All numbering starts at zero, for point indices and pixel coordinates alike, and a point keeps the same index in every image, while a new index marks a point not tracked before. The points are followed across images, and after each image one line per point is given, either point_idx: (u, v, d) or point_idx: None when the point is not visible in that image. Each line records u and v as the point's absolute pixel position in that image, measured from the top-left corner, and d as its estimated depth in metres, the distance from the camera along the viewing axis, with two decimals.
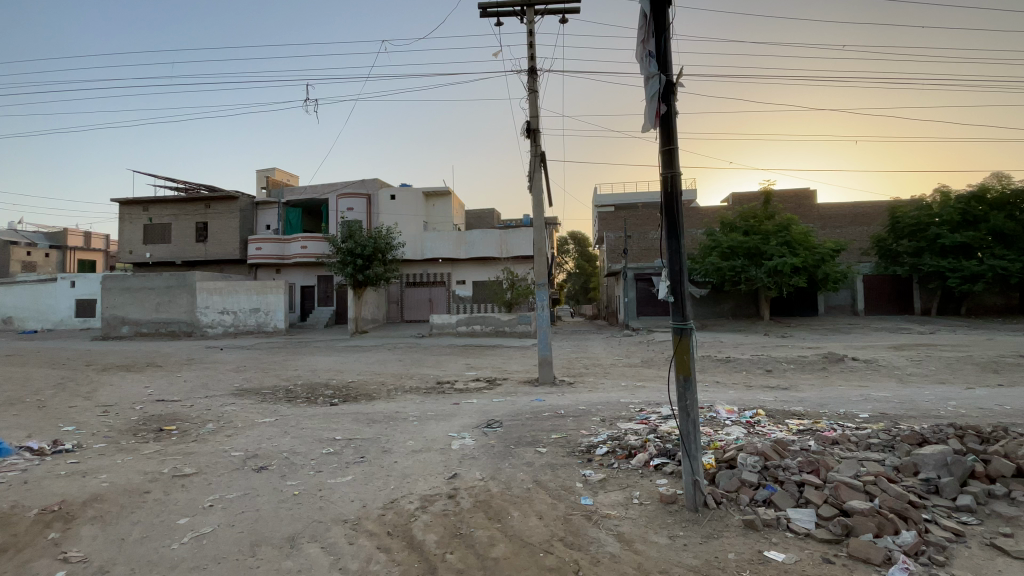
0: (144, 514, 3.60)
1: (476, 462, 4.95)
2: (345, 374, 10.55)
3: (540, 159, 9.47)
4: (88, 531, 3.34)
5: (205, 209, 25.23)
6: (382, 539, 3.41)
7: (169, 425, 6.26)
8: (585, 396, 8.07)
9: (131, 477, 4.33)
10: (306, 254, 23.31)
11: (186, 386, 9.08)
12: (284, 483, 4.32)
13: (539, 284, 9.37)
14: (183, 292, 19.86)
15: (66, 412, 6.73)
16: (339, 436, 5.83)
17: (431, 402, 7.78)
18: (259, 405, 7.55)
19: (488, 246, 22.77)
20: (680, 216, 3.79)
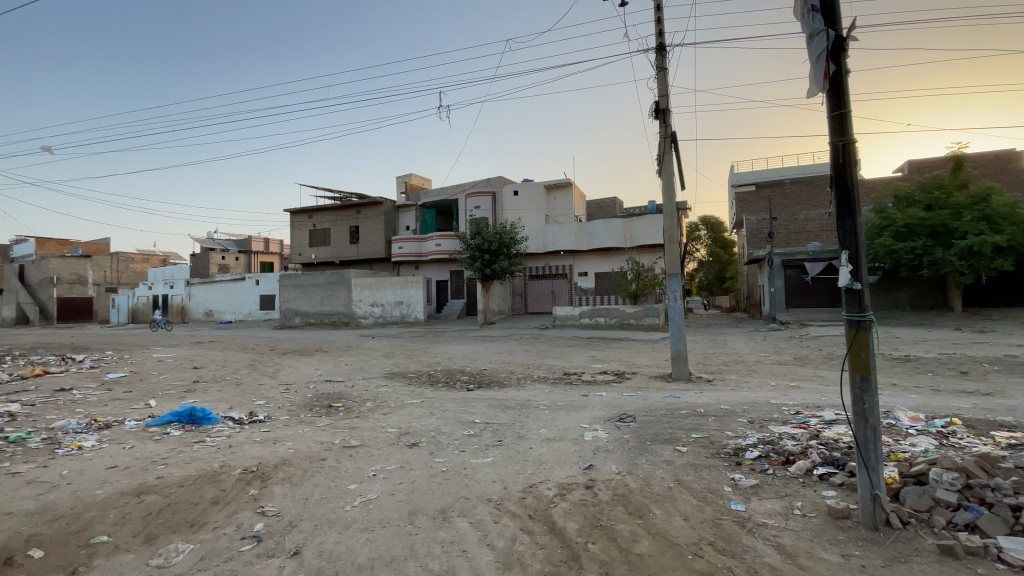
0: (322, 478, 4.16)
1: (611, 455, 4.85)
2: (478, 362, 11.14)
3: (670, 140, 8.92)
4: (282, 488, 3.95)
5: (355, 214, 28.51)
6: (524, 521, 3.51)
7: (336, 402, 7.21)
8: (726, 394, 7.44)
9: (310, 445, 5.05)
10: (439, 251, 25.04)
11: (345, 369, 10.37)
12: (433, 460, 4.68)
13: (671, 274, 8.87)
14: (340, 287, 22.66)
15: (259, 388, 8.11)
16: (477, 420, 6.15)
17: (561, 392, 7.84)
18: (406, 388, 8.33)
19: (611, 236, 22.22)
20: (856, 190, 3.27)
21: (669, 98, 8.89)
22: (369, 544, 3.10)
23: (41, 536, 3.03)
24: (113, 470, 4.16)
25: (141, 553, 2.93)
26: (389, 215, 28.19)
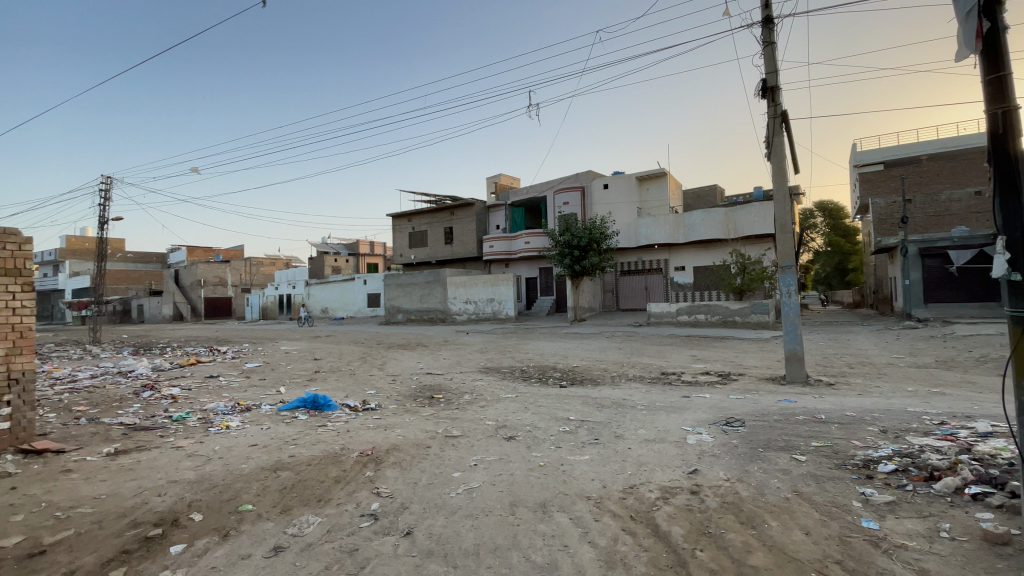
0: (428, 465, 4.41)
1: (717, 460, 4.57)
2: (571, 359, 11.11)
3: (781, 120, 8.18)
4: (392, 472, 4.24)
5: (449, 215, 29.76)
6: (626, 522, 3.44)
7: (438, 394, 7.60)
8: (851, 399, 6.67)
9: (416, 433, 5.37)
10: (529, 249, 25.27)
11: (444, 363, 10.89)
12: (531, 454, 4.75)
13: (783, 267, 8.14)
14: (437, 285, 23.81)
15: (369, 379, 8.81)
16: (573, 417, 6.13)
17: (659, 392, 7.55)
18: (502, 382, 8.54)
19: (711, 227, 20.87)
20: (1019, 165, 2.74)
21: (778, 74, 8.14)
22: (474, 531, 3.23)
23: (202, 500, 3.54)
24: (253, 448, 4.74)
25: (279, 521, 3.30)
26: (481, 215, 29.02)
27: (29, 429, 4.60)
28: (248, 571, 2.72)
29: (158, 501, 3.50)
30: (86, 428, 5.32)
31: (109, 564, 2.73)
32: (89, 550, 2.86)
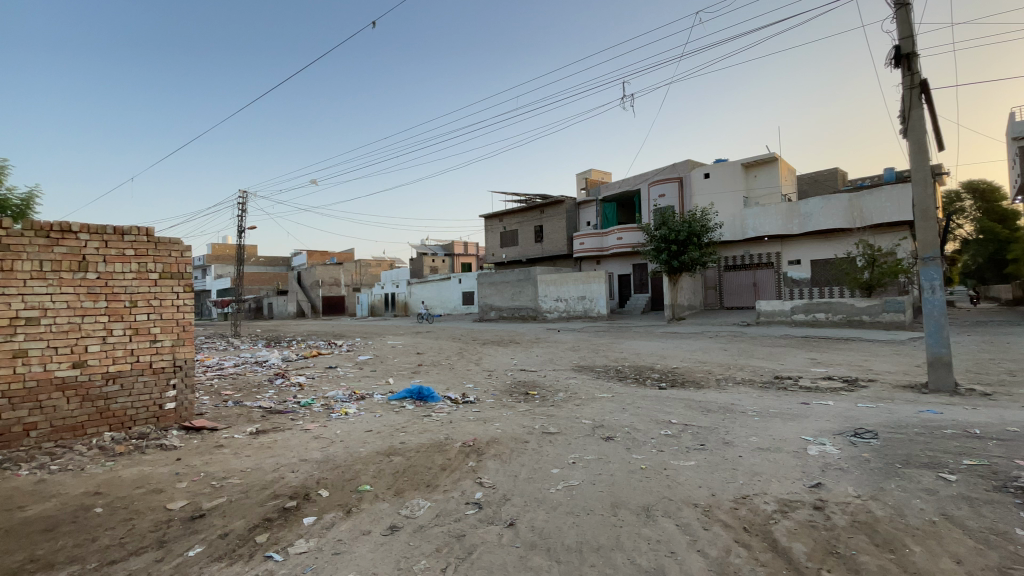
0: (527, 459, 4.48)
1: (844, 474, 4.11)
2: (669, 359, 10.64)
3: (919, 90, 7.12)
4: (493, 464, 4.36)
5: (540, 213, 29.93)
6: (739, 533, 3.21)
7: (533, 391, 7.69)
8: (1018, 413, 5.62)
9: (515, 428, 5.49)
10: (621, 245, 24.55)
11: (538, 360, 11.00)
12: (632, 456, 4.63)
13: (923, 259, 7.08)
14: (529, 284, 24.07)
15: (467, 374, 9.15)
16: (675, 420, 5.86)
17: (771, 398, 6.96)
18: (597, 381, 8.42)
19: (833, 215, 18.72)
20: None
21: (916, 38, 7.08)
22: (576, 528, 3.22)
23: (328, 478, 3.91)
24: (368, 433, 5.16)
25: (393, 502, 3.55)
26: (572, 212, 28.81)
27: (189, 409, 5.42)
28: (369, 546, 2.96)
29: (291, 476, 3.93)
30: (233, 410, 6.15)
31: (255, 528, 3.12)
32: (238, 515, 3.29)
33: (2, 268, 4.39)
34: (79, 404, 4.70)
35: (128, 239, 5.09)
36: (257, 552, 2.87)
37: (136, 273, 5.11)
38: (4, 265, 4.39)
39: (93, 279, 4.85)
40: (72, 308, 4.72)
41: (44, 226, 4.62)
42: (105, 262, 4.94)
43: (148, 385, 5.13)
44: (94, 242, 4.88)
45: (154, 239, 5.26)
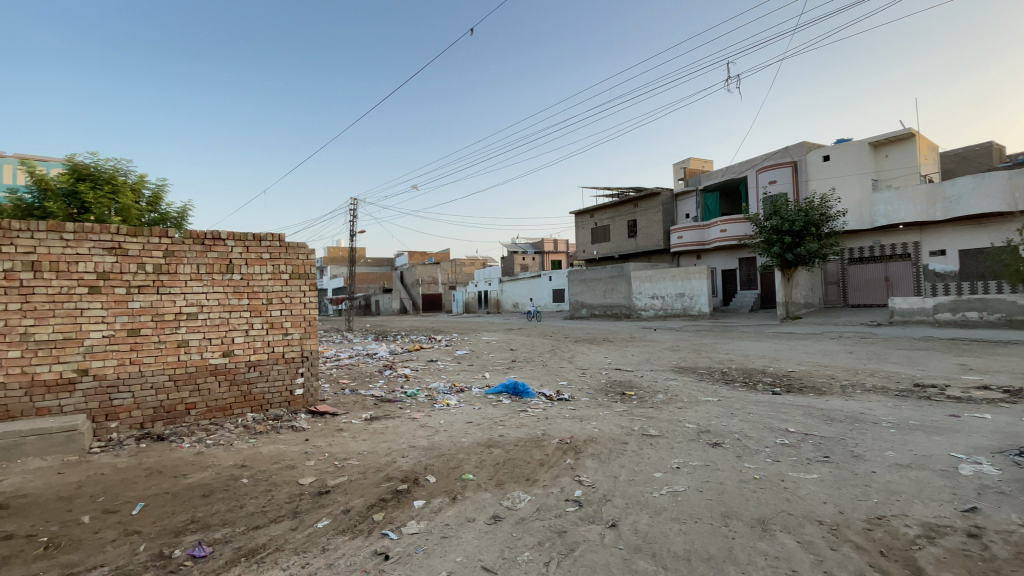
0: (628, 461, 4.37)
1: (1011, 500, 3.47)
2: (781, 361, 9.78)
3: None
4: (592, 463, 4.30)
5: (634, 208, 29.01)
6: (874, 557, 2.86)
7: (630, 391, 7.48)
8: None
9: (613, 428, 5.38)
10: (725, 238, 23.00)
11: (635, 359, 10.67)
12: (743, 464, 4.32)
13: None
14: (622, 281, 23.48)
15: (562, 371, 9.15)
16: (792, 428, 5.36)
17: (910, 408, 6.10)
18: (699, 383, 7.97)
19: (989, 196, 15.89)
20: None
21: None
22: (683, 535, 3.07)
23: (434, 465, 4.14)
24: (469, 425, 5.37)
25: (495, 492, 3.66)
26: (669, 205, 27.56)
27: (314, 395, 6.03)
28: (474, 533, 3.07)
29: (402, 461, 4.22)
30: (349, 397, 6.74)
31: (372, 507, 3.38)
32: (357, 494, 3.59)
33: (170, 271, 5.19)
34: (227, 387, 5.45)
35: (264, 244, 5.76)
36: (374, 528, 3.12)
37: (271, 274, 5.78)
38: (172, 269, 5.20)
39: (238, 279, 5.57)
40: (222, 305, 5.46)
41: (201, 234, 5.37)
42: (247, 265, 5.64)
43: (281, 372, 5.80)
44: (238, 248, 5.59)
45: (285, 243, 5.90)
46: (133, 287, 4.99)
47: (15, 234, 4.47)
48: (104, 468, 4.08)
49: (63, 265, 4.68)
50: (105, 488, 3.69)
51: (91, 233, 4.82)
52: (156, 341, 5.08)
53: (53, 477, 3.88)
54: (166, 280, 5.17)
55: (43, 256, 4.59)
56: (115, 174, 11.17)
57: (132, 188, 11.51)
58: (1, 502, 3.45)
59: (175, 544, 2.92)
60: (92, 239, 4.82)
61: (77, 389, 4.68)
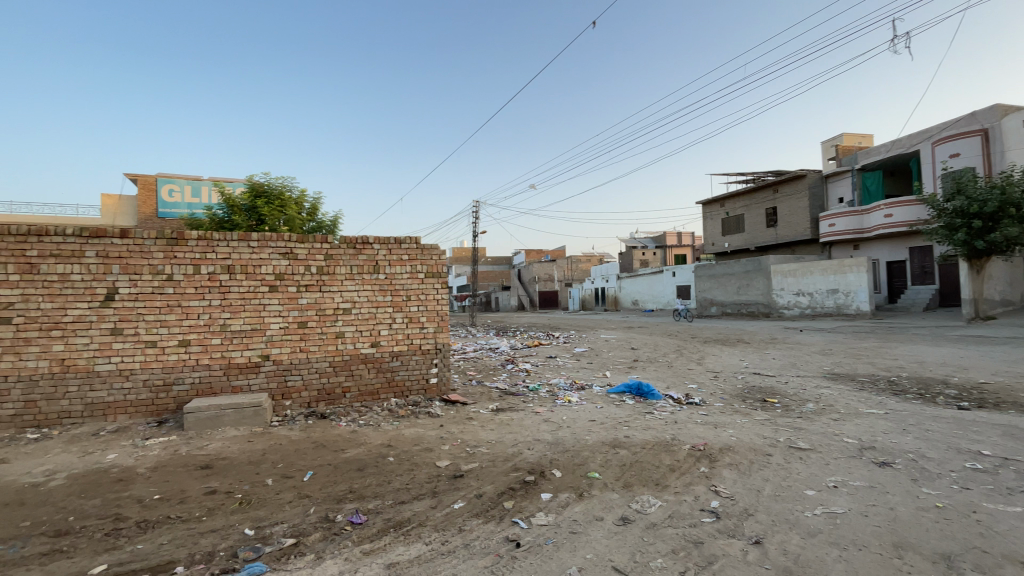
0: (772, 475, 3.97)
1: None
2: (970, 371, 8.10)
3: None
4: (729, 474, 3.99)
5: (773, 194, 26.26)
6: None
7: (771, 398, 6.80)
8: None
9: (753, 437, 4.93)
10: (890, 224, 19.74)
11: (775, 363, 9.65)
12: (920, 489, 3.67)
13: None
14: (760, 275, 21.45)
15: (691, 374, 8.62)
16: (989, 452, 4.41)
17: None
18: (859, 393, 6.94)
19: None
20: None
21: None
22: (843, 562, 2.72)
23: (560, 460, 4.18)
24: (594, 423, 5.33)
25: (623, 494, 3.59)
26: (816, 188, 24.39)
27: (446, 384, 6.47)
28: (603, 533, 3.04)
29: (529, 454, 4.34)
30: (477, 388, 7.11)
31: (503, 494, 3.52)
32: (488, 480, 3.77)
33: (329, 272, 5.94)
34: (375, 374, 6.09)
35: (403, 246, 6.30)
36: (505, 515, 3.24)
37: (410, 273, 6.32)
38: (330, 270, 5.94)
39: (383, 279, 6.17)
40: (370, 301, 6.10)
41: (352, 239, 6.05)
42: (390, 265, 6.23)
43: (419, 363, 6.31)
44: (383, 250, 6.20)
45: (421, 245, 6.38)
46: (302, 286, 5.81)
47: (216, 243, 5.48)
48: (282, 439, 4.81)
49: (251, 267, 5.61)
50: (283, 456, 4.36)
51: (269, 241, 5.70)
52: (319, 332, 5.85)
53: (246, 444, 4.68)
54: (326, 279, 5.92)
55: (235, 261, 5.55)
56: (284, 191, 13.11)
57: (296, 202, 13.36)
58: (211, 461, 4.25)
59: (337, 510, 3.34)
60: (271, 245, 5.70)
61: (261, 371, 5.59)
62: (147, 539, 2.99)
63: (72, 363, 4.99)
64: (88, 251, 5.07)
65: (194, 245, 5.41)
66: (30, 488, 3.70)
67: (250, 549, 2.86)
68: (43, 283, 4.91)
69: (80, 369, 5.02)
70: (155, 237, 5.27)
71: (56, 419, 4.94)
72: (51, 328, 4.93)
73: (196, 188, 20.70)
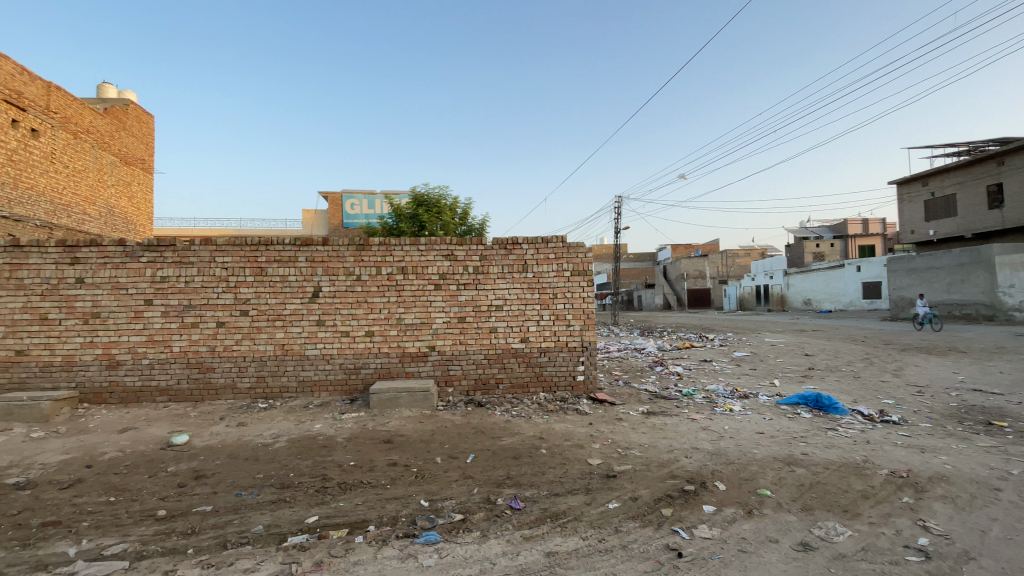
0: (1009, 516, 3.15)
1: None
2: None
3: None
4: (942, 509, 3.27)
5: (999, 166, 20.90)
6: None
7: (1002, 422, 5.40)
8: None
9: (977, 468, 3.97)
10: None
11: (1007, 378, 7.64)
12: None
13: None
14: (980, 268, 17.24)
15: (883, 386, 7.27)
16: None
17: None
18: None
19: None
20: None
21: None
22: None
23: (723, 472, 3.87)
24: (761, 436, 4.82)
25: (801, 517, 3.18)
26: None
27: (593, 382, 6.45)
28: (778, 556, 2.74)
29: (687, 461, 4.11)
30: (625, 389, 6.96)
31: (660, 501, 3.39)
32: (643, 484, 3.67)
33: (484, 271, 6.34)
34: (525, 368, 6.34)
35: (550, 245, 6.42)
36: (664, 522, 3.11)
37: (557, 271, 6.42)
38: (485, 269, 6.34)
39: (531, 277, 6.39)
40: (520, 299, 6.37)
41: (504, 240, 6.37)
42: (538, 264, 6.40)
43: (566, 360, 6.40)
44: (531, 249, 6.41)
45: (567, 243, 6.44)
46: (461, 284, 6.30)
47: (392, 248, 6.24)
48: (446, 423, 5.29)
49: (420, 268, 6.27)
50: (448, 439, 4.79)
51: (433, 244, 6.30)
52: (475, 326, 6.30)
53: (417, 425, 5.25)
54: (481, 278, 6.33)
55: (407, 263, 6.25)
56: (440, 199, 14.37)
57: (451, 208, 14.55)
58: (391, 437, 4.87)
59: (497, 494, 3.55)
60: (436, 248, 6.30)
61: (428, 360, 6.23)
62: (346, 499, 3.54)
63: (289, 348, 6.12)
64: (299, 256, 6.17)
65: (375, 250, 6.24)
66: (264, 447, 4.64)
67: (426, 519, 3.20)
68: (270, 283, 6.11)
69: (295, 353, 6.13)
70: (347, 244, 6.20)
71: (278, 392, 6.12)
72: (276, 319, 6.10)
73: (370, 201, 23.90)
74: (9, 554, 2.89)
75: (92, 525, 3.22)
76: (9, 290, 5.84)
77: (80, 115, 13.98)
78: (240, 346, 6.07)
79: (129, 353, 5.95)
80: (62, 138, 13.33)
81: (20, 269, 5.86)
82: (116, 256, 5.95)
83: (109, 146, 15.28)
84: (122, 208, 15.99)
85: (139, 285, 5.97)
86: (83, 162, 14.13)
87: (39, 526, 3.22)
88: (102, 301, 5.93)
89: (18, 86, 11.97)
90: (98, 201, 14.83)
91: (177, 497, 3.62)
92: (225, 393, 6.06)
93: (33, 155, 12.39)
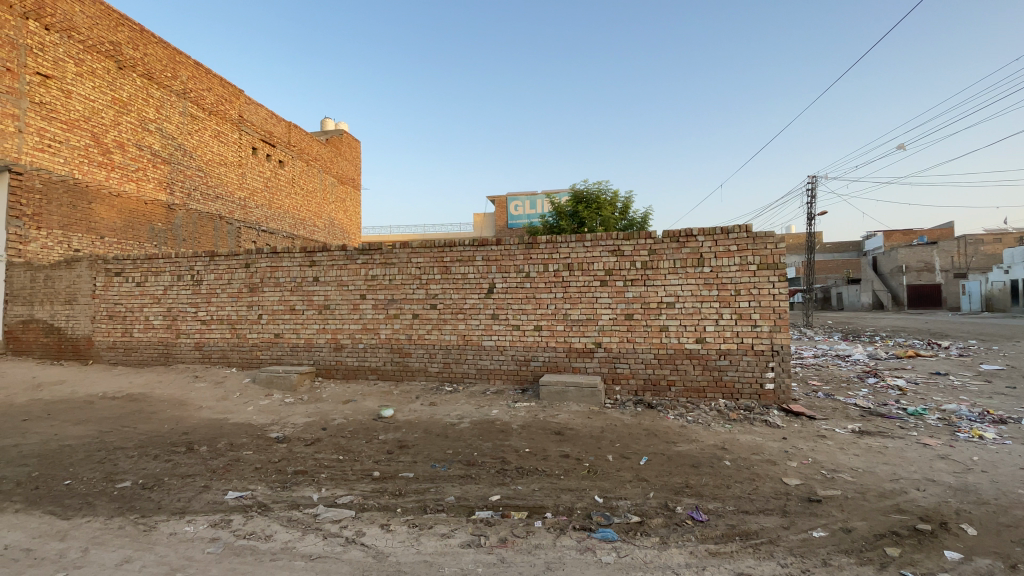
0: None
1: None
2: None
3: None
4: None
5: None
6: None
7: None
8: None
9: None
10: None
11: None
12: None
13: None
14: None
15: None
16: None
17: None
18: None
19: None
20: None
21: None
22: None
23: (971, 514, 3.07)
24: None
25: None
26: None
27: (786, 392, 5.72)
28: None
29: (919, 495, 3.36)
30: (827, 402, 6.01)
31: (882, 538, 2.83)
32: (858, 515, 3.11)
33: (653, 266, 6.08)
34: (702, 370, 5.92)
35: (731, 236, 5.85)
36: (889, 564, 2.60)
37: (739, 265, 5.82)
38: (654, 264, 6.08)
39: (708, 272, 5.91)
40: (694, 295, 5.96)
41: (676, 233, 6.02)
42: (716, 257, 5.90)
43: (751, 365, 5.79)
44: (708, 242, 5.93)
45: (752, 233, 5.78)
46: (629, 280, 6.16)
47: (559, 245, 6.39)
48: (615, 421, 5.23)
49: (586, 264, 6.29)
50: (619, 437, 4.73)
51: (599, 240, 6.26)
52: (644, 324, 6.10)
53: (587, 420, 5.29)
54: (650, 274, 6.09)
55: (574, 259, 6.33)
56: (601, 194, 14.25)
57: (612, 202, 14.32)
58: (562, 429, 4.99)
59: (676, 501, 3.37)
60: (602, 244, 6.25)
61: (595, 356, 6.24)
62: (523, 483, 3.74)
63: (469, 339, 6.71)
64: (477, 256, 6.71)
65: (543, 248, 6.45)
66: (451, 426, 5.17)
67: (601, 515, 3.20)
68: (454, 280, 6.77)
69: (474, 343, 6.69)
70: (518, 243, 6.54)
71: (461, 378, 6.75)
72: (458, 312, 6.74)
73: (533, 202, 24.99)
74: (275, 491, 3.73)
75: (328, 477, 3.97)
76: (270, 287, 7.53)
77: (310, 145, 17.31)
78: (430, 335, 6.86)
79: (349, 338, 7.17)
80: (299, 165, 16.70)
81: (277, 270, 7.51)
82: (340, 258, 7.21)
83: (331, 168, 18.63)
84: (340, 220, 19.32)
85: (356, 283, 7.14)
86: (313, 185, 17.48)
87: (293, 473, 4.10)
88: (330, 295, 7.26)
89: (271, 128, 15.37)
90: (323, 215, 18.20)
91: (386, 462, 4.26)
92: (419, 375, 6.91)
93: (280, 181, 15.79)
